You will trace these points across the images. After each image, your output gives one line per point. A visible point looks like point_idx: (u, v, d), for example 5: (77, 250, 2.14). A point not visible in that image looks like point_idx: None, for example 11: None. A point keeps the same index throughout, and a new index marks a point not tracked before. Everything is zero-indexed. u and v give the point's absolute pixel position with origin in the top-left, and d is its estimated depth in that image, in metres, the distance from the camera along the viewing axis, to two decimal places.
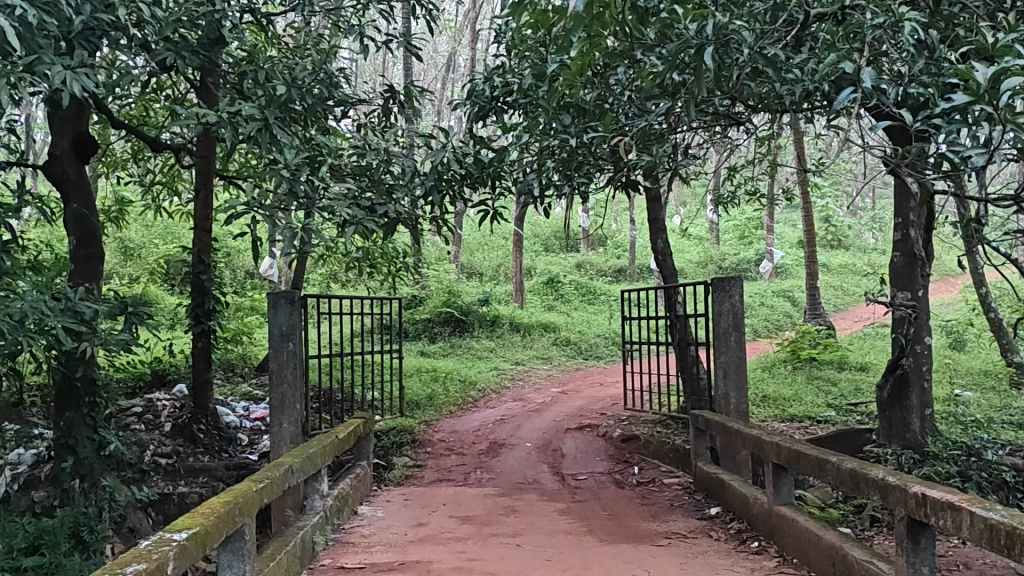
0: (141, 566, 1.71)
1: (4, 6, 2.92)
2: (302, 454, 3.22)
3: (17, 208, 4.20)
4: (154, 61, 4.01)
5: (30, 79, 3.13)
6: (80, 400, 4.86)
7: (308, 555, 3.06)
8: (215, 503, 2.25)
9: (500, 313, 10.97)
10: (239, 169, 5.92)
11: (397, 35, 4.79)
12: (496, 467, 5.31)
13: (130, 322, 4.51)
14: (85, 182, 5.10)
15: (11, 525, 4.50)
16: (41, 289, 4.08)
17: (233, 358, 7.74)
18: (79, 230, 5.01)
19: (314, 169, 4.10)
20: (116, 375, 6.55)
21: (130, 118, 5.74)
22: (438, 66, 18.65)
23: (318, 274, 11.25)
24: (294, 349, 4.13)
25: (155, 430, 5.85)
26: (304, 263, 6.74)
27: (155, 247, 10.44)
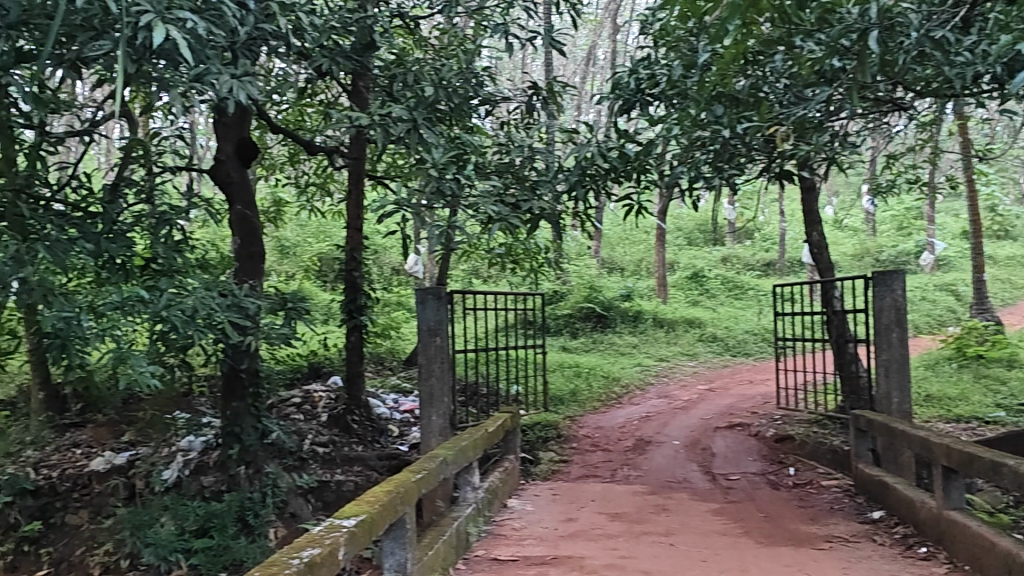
0: (316, 551, 1.79)
1: (178, 20, 3.13)
2: (455, 447, 3.29)
3: (186, 211, 4.46)
4: (310, 66, 4.19)
5: (201, 89, 3.33)
6: (244, 390, 5.10)
7: (462, 545, 3.13)
8: (379, 493, 2.34)
9: (643, 308, 10.91)
10: (387, 169, 6.10)
11: (541, 32, 4.81)
12: (645, 464, 5.27)
13: (290, 317, 4.74)
14: (247, 184, 5.37)
15: (183, 508, 4.86)
16: (209, 285, 4.33)
17: (382, 352, 7.99)
18: (242, 230, 5.29)
19: (460, 167, 4.18)
20: (276, 368, 6.87)
21: (286, 123, 6.00)
22: (578, 61, 18.62)
23: (462, 270, 11.46)
24: (442, 343, 4.20)
25: (313, 419, 6.10)
26: (449, 259, 6.88)
27: (309, 246, 10.90)
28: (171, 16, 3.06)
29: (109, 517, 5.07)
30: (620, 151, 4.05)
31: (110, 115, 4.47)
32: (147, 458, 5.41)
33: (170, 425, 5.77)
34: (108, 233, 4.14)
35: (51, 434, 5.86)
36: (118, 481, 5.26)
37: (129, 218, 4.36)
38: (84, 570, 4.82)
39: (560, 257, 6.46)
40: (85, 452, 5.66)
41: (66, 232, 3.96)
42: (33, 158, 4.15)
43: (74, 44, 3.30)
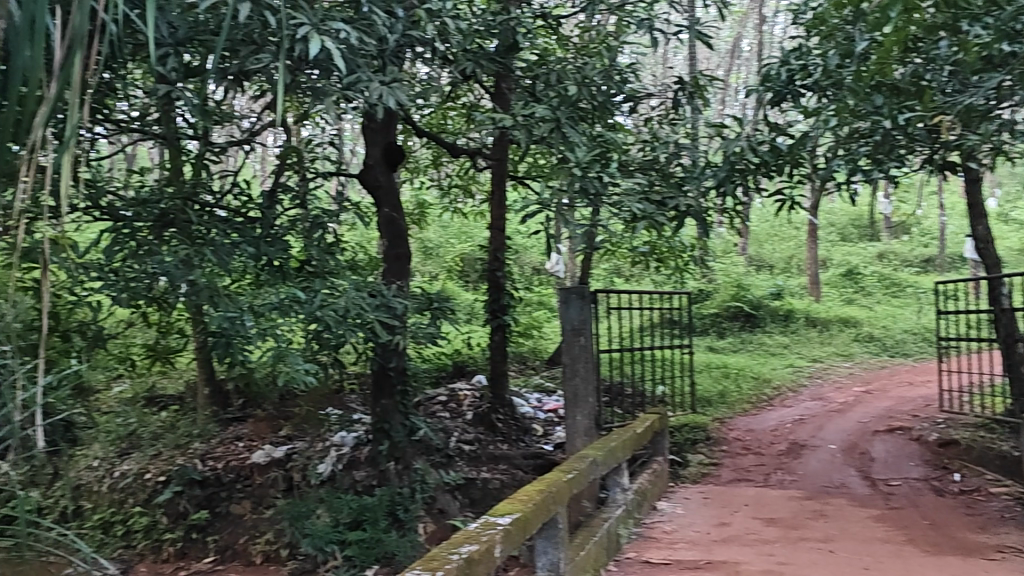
0: (473, 547, 1.82)
1: (331, 31, 3.27)
2: (605, 447, 3.28)
3: (337, 214, 4.62)
4: (456, 70, 4.28)
5: (353, 96, 3.43)
6: (392, 388, 5.26)
7: (614, 547, 3.12)
8: (532, 492, 2.37)
9: (794, 308, 10.57)
10: (529, 169, 6.14)
11: (686, 26, 4.73)
12: (799, 468, 5.10)
13: (436, 317, 4.84)
14: (393, 187, 5.54)
15: (338, 500, 5.06)
16: (359, 287, 4.46)
17: (525, 351, 8.06)
18: (390, 233, 5.44)
19: (605, 164, 4.15)
20: (422, 366, 7.04)
21: (429, 126, 6.12)
22: (722, 55, 18.23)
23: (605, 269, 11.42)
24: (585, 343, 4.19)
25: (459, 418, 6.20)
26: (592, 258, 6.87)
27: (452, 247, 11.12)
28: (325, 27, 3.22)
29: (270, 507, 5.36)
30: (771, 145, 4.06)
31: (267, 124, 4.69)
32: (304, 452, 5.63)
33: (324, 421, 5.99)
34: (267, 236, 4.36)
35: (215, 428, 6.19)
36: (277, 473, 5.51)
37: (285, 222, 4.55)
38: (246, 558, 5.13)
39: (705, 255, 6.34)
40: (246, 446, 5.94)
41: (229, 237, 4.19)
42: (198, 167, 4.39)
43: (236, 58, 3.48)
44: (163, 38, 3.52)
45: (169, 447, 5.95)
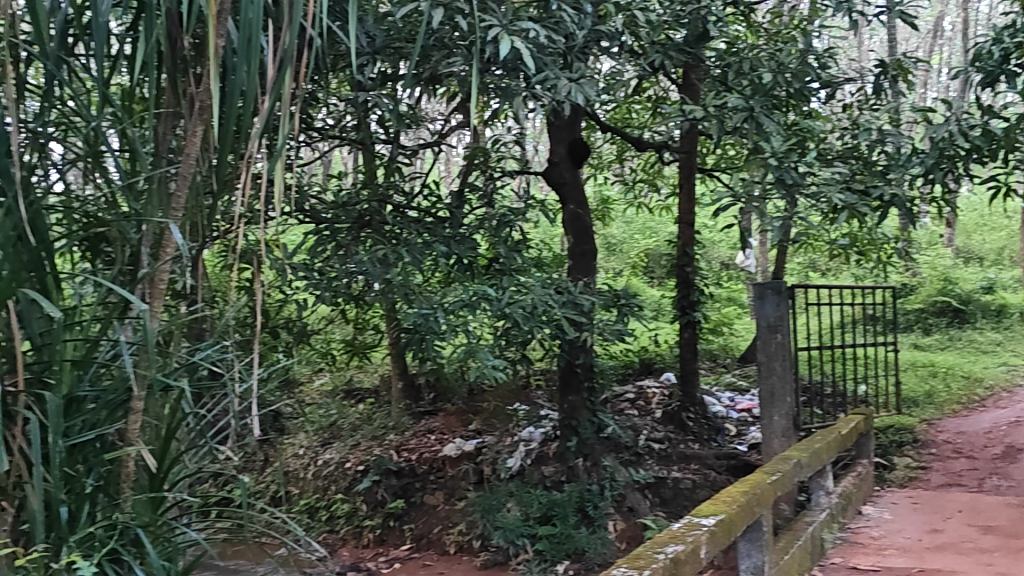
0: (679, 548, 1.82)
1: (521, 31, 3.36)
2: (807, 449, 3.17)
3: (526, 212, 4.69)
4: (643, 63, 4.27)
5: (543, 93, 3.45)
6: (579, 385, 5.31)
7: (817, 551, 3.02)
8: (735, 494, 2.35)
9: (1008, 301, 9.82)
10: (719, 161, 6.01)
11: (888, 5, 4.49)
12: (1017, 474, 4.74)
13: (623, 314, 4.77)
14: (579, 183, 5.57)
15: (528, 495, 5.19)
16: (546, 283, 4.50)
17: (715, 349, 7.92)
18: (576, 229, 5.47)
19: (801, 154, 4.01)
20: (609, 363, 7.04)
21: (614, 122, 6.12)
22: (922, 33, 17.15)
23: (797, 263, 11.03)
24: (784, 340, 4.04)
25: (647, 415, 6.17)
26: (784, 251, 6.65)
27: (636, 243, 11.07)
28: (515, 27, 3.31)
29: (462, 499, 5.50)
30: (985, 128, 3.76)
31: (455, 125, 4.78)
32: (493, 446, 5.74)
33: (512, 416, 6.11)
34: (456, 235, 4.44)
35: (409, 420, 6.46)
36: (468, 466, 5.65)
37: (474, 221, 4.66)
38: (441, 547, 5.30)
39: (910, 247, 5.98)
40: (438, 438, 6.15)
41: (423, 236, 4.33)
42: (392, 170, 4.56)
43: (428, 62, 3.60)
44: (363, 47, 3.72)
45: (366, 439, 6.29)
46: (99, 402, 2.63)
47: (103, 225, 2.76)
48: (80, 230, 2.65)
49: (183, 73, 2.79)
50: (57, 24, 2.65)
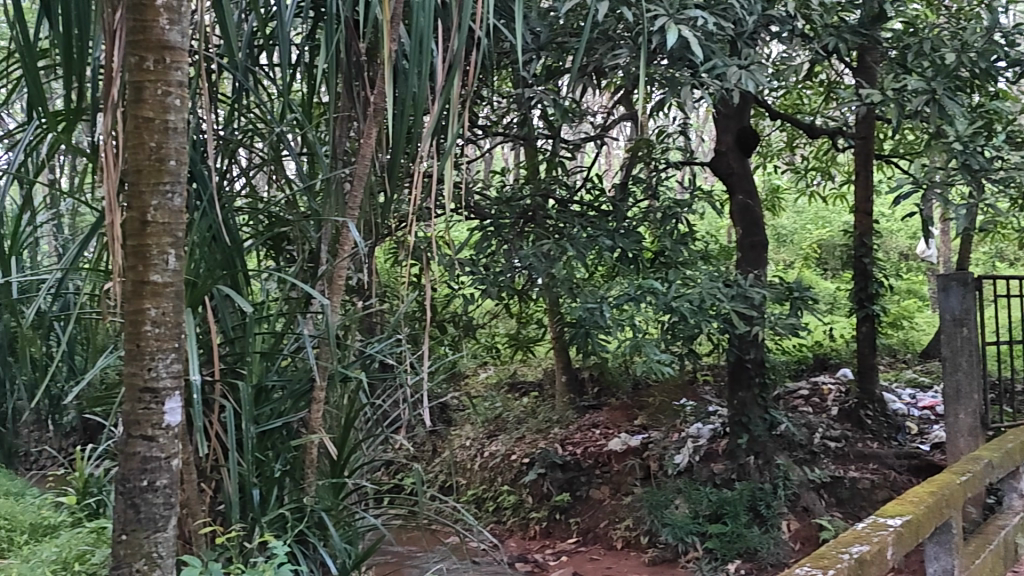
0: (865, 548, 1.75)
1: (688, 19, 3.32)
2: (1001, 448, 2.98)
3: (692, 204, 4.61)
4: (816, 47, 4.12)
5: (712, 82, 3.41)
6: (750, 381, 5.15)
7: (1011, 557, 2.84)
8: (924, 494, 2.24)
9: None
10: (896, 146, 5.72)
11: None
12: None
13: (797, 307, 4.58)
14: (748, 173, 5.43)
15: (696, 492, 5.13)
16: (715, 276, 4.42)
17: (895, 344, 7.57)
18: (745, 220, 5.34)
19: (989, 137, 3.76)
20: (781, 358, 6.84)
21: (784, 109, 5.94)
22: None
23: (985, 253, 10.35)
24: (970, 334, 3.82)
25: (822, 413, 5.94)
26: (971, 241, 6.25)
27: (807, 234, 10.69)
28: (683, 16, 3.28)
29: (628, 494, 5.49)
30: None
31: (619, 118, 4.76)
32: (659, 442, 5.68)
33: (679, 412, 5.98)
34: (621, 229, 4.42)
35: (573, 414, 6.48)
36: (635, 461, 5.62)
37: (639, 213, 4.60)
38: (607, 542, 5.31)
39: None
40: (603, 433, 6.14)
41: (588, 229, 4.35)
42: (555, 164, 4.59)
43: (594, 54, 3.63)
44: (527, 44, 3.79)
45: (532, 432, 6.37)
46: (286, 392, 2.80)
47: (286, 225, 2.93)
48: (266, 232, 2.81)
49: (358, 79, 2.93)
50: (245, 38, 2.83)
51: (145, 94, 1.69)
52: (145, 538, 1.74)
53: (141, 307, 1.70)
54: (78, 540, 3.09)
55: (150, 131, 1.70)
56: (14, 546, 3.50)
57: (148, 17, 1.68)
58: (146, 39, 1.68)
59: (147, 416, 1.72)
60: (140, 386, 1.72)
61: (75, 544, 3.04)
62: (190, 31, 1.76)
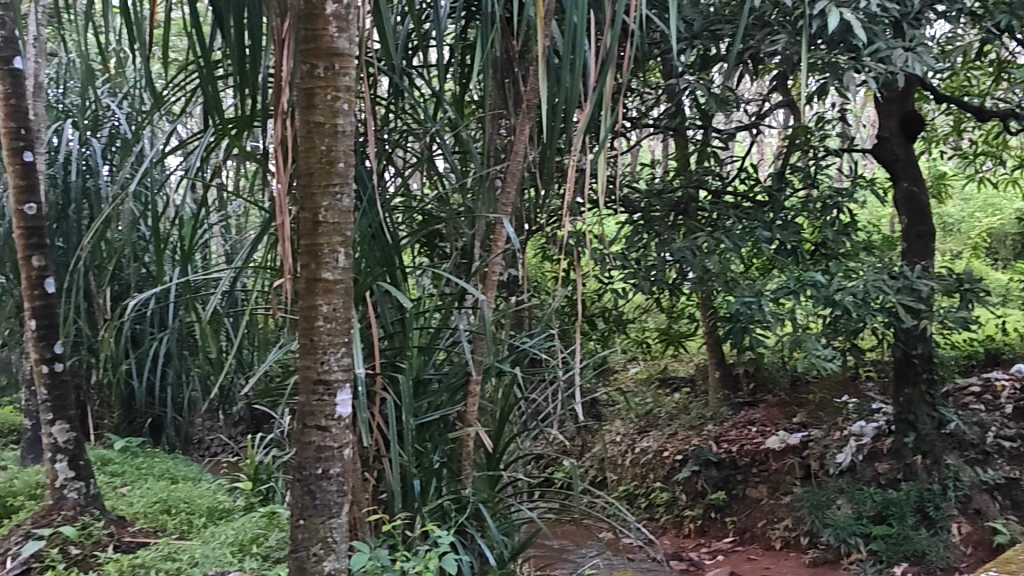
0: None
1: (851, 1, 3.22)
2: None
3: (854, 193, 4.42)
4: (989, 25, 3.88)
5: (876, 66, 3.29)
6: (917, 378, 4.89)
7: None
8: None
9: None
10: None
11: None
12: None
13: (967, 300, 4.32)
14: (913, 159, 5.17)
15: (859, 493, 4.96)
16: (879, 268, 4.24)
17: None
18: (911, 208, 5.08)
19: None
20: (949, 354, 6.49)
21: (951, 90, 5.62)
22: None
23: None
24: None
25: (996, 411, 5.58)
26: None
27: (977, 221, 10.07)
28: None
29: (787, 494, 5.35)
30: None
31: (774, 105, 4.63)
32: (820, 440, 5.48)
33: (840, 409, 5.74)
34: (779, 220, 4.29)
35: (728, 411, 6.33)
36: (794, 460, 5.46)
37: (796, 203, 4.43)
38: (766, 542, 5.21)
39: None
40: (760, 430, 5.98)
41: (743, 221, 4.25)
42: (706, 156, 4.50)
43: (751, 41, 3.57)
44: (681, 34, 3.77)
45: (684, 429, 6.28)
46: (442, 385, 2.86)
47: (440, 222, 3.00)
48: (422, 230, 2.89)
49: (509, 76, 2.98)
50: (401, 41, 2.92)
51: (316, 99, 1.77)
52: (321, 523, 1.82)
53: (315, 304, 1.78)
54: (254, 524, 3.29)
55: (321, 135, 1.77)
56: (196, 527, 3.76)
57: (320, 26, 1.75)
58: (317, 46, 1.76)
59: (320, 407, 1.80)
60: (314, 378, 1.80)
61: (251, 528, 3.23)
62: (357, 38, 1.82)
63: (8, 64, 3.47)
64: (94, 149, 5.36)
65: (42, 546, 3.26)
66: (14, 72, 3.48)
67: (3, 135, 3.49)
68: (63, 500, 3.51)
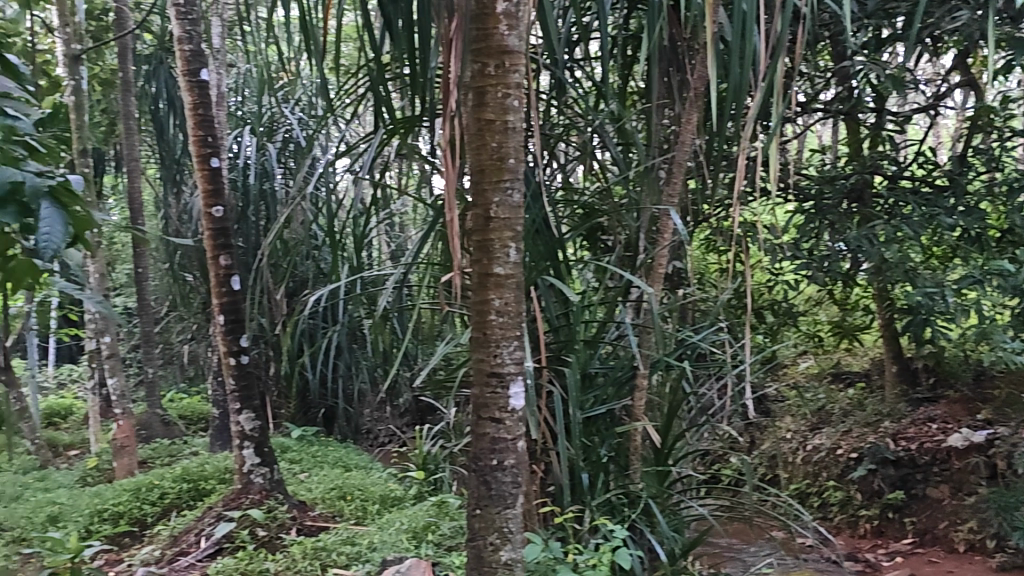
0: None
1: None
2: None
3: None
4: None
5: None
6: None
7: None
8: None
9: None
10: None
11: None
12: None
13: None
14: None
15: None
16: None
17: None
18: None
19: None
20: None
21: None
22: None
23: None
24: None
25: None
26: None
27: None
28: None
29: (972, 495, 5.08)
30: None
31: (954, 85, 4.35)
32: (1009, 437, 5.04)
33: None
34: (961, 207, 4.00)
35: (907, 407, 5.92)
36: (978, 459, 5.10)
37: (981, 187, 4.14)
38: (949, 545, 5.02)
39: None
40: (942, 427, 5.59)
41: (923, 208, 4.03)
42: (879, 140, 4.28)
43: (930, 19, 3.39)
44: (855, 14, 3.64)
45: (859, 426, 5.97)
46: (609, 378, 2.85)
47: (604, 215, 2.98)
48: (584, 224, 2.87)
49: (673, 65, 2.94)
50: (563, 34, 2.94)
51: (487, 98, 1.80)
52: (497, 513, 1.85)
53: (488, 298, 1.82)
54: (425, 512, 3.40)
55: (492, 132, 1.80)
56: (370, 514, 3.91)
57: (490, 25, 1.78)
58: (488, 45, 1.79)
59: (494, 399, 1.84)
60: (488, 371, 1.83)
61: (423, 516, 3.34)
62: (526, 34, 1.84)
63: (195, 77, 3.72)
64: (270, 153, 5.67)
65: (233, 527, 3.50)
66: (201, 84, 3.73)
67: (192, 143, 3.74)
68: (250, 484, 3.75)
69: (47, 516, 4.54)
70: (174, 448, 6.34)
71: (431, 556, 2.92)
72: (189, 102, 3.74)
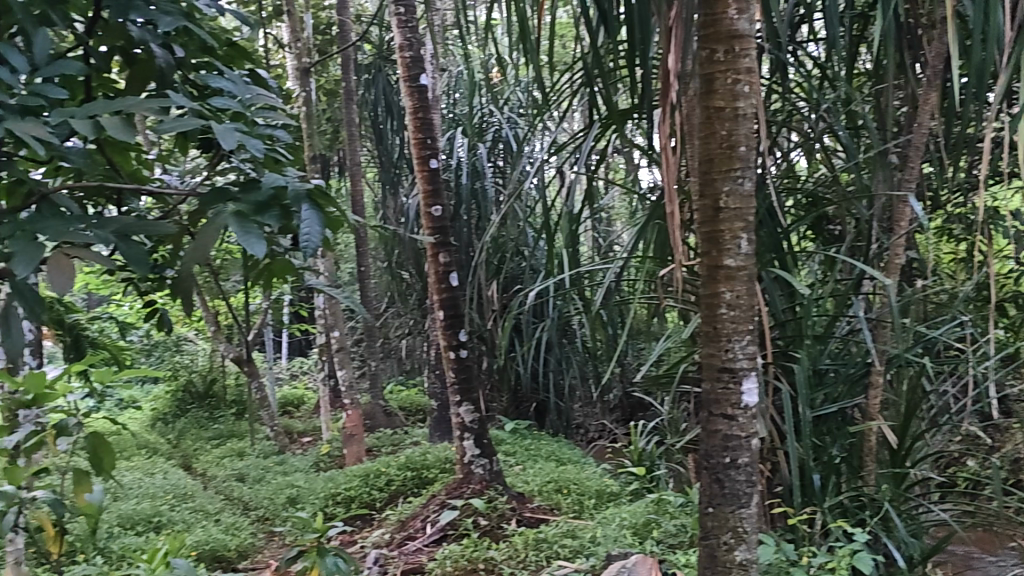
0: None
1: None
2: None
3: None
4: None
5: None
6: None
7: None
8: None
9: None
10: None
11: None
12: None
13: None
14: None
15: None
16: None
17: None
18: None
19: None
20: None
21: None
22: None
23: None
24: None
25: None
26: None
27: None
28: None
29: None
30: None
31: None
32: None
33: None
34: None
35: None
36: None
37: None
38: None
39: None
40: None
41: None
42: None
43: None
44: None
45: None
46: (840, 375, 2.71)
47: (831, 204, 2.84)
48: (810, 214, 2.73)
49: (908, 42, 2.75)
50: (785, 16, 2.81)
51: (716, 84, 1.75)
52: (730, 512, 1.80)
53: (718, 291, 1.77)
54: (645, 509, 3.39)
55: (721, 120, 1.74)
56: (588, 508, 3.93)
57: (718, 10, 1.73)
58: (716, 31, 1.74)
59: (726, 395, 1.78)
60: (719, 366, 1.79)
61: (644, 513, 3.32)
62: (756, 16, 1.77)
63: (415, 81, 3.86)
64: (481, 153, 5.81)
65: (458, 515, 3.62)
66: (421, 88, 3.88)
67: (413, 145, 3.89)
68: (472, 474, 3.86)
69: (288, 498, 4.90)
70: (397, 438, 6.67)
71: (654, 553, 2.90)
72: (410, 107, 3.89)
